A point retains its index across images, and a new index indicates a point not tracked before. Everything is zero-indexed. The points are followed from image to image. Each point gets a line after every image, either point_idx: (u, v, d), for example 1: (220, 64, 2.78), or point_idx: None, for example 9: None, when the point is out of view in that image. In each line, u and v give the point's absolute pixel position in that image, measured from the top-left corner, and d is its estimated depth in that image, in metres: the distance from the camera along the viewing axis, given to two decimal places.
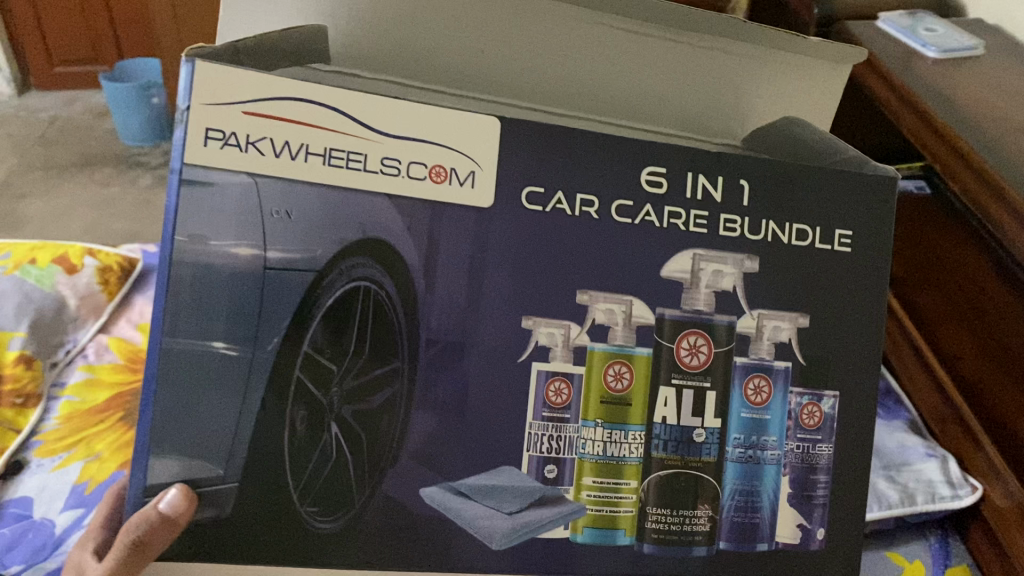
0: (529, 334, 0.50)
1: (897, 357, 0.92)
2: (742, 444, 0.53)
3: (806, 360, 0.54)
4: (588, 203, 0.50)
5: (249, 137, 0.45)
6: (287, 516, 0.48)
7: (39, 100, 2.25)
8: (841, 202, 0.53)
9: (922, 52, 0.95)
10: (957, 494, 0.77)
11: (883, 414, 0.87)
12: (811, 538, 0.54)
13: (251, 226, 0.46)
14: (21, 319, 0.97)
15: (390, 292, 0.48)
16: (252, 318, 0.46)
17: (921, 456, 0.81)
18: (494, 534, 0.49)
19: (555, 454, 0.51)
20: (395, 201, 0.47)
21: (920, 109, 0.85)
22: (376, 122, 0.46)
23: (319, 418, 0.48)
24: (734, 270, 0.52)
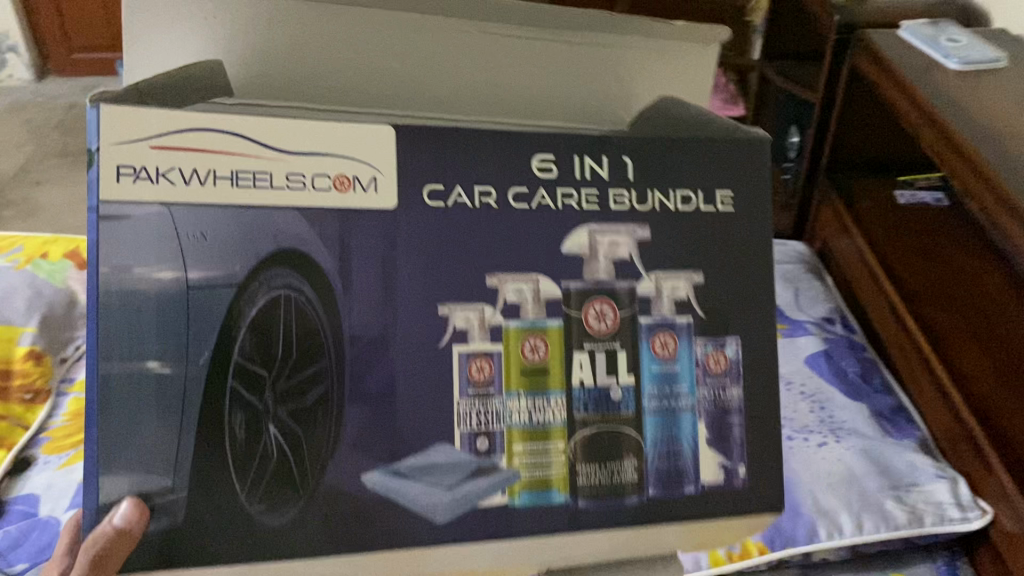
0: (445, 321, 0.42)
1: (915, 382, 0.90)
2: (657, 395, 0.45)
3: (706, 313, 0.46)
4: (485, 193, 0.43)
5: (160, 169, 0.39)
6: (234, 522, 0.40)
7: (57, 86, 2.25)
8: (727, 168, 0.46)
9: (944, 63, 0.93)
10: (965, 517, 0.76)
11: (894, 434, 0.85)
12: (734, 477, 0.46)
13: (170, 251, 0.39)
14: (32, 315, 0.97)
15: (310, 295, 0.41)
16: (179, 334, 0.39)
17: (930, 477, 0.80)
18: (437, 510, 0.42)
19: (485, 428, 0.43)
20: (308, 214, 0.41)
21: (941, 124, 0.83)
22: (274, 138, 0.40)
23: (257, 421, 0.40)
24: (628, 239, 0.45)
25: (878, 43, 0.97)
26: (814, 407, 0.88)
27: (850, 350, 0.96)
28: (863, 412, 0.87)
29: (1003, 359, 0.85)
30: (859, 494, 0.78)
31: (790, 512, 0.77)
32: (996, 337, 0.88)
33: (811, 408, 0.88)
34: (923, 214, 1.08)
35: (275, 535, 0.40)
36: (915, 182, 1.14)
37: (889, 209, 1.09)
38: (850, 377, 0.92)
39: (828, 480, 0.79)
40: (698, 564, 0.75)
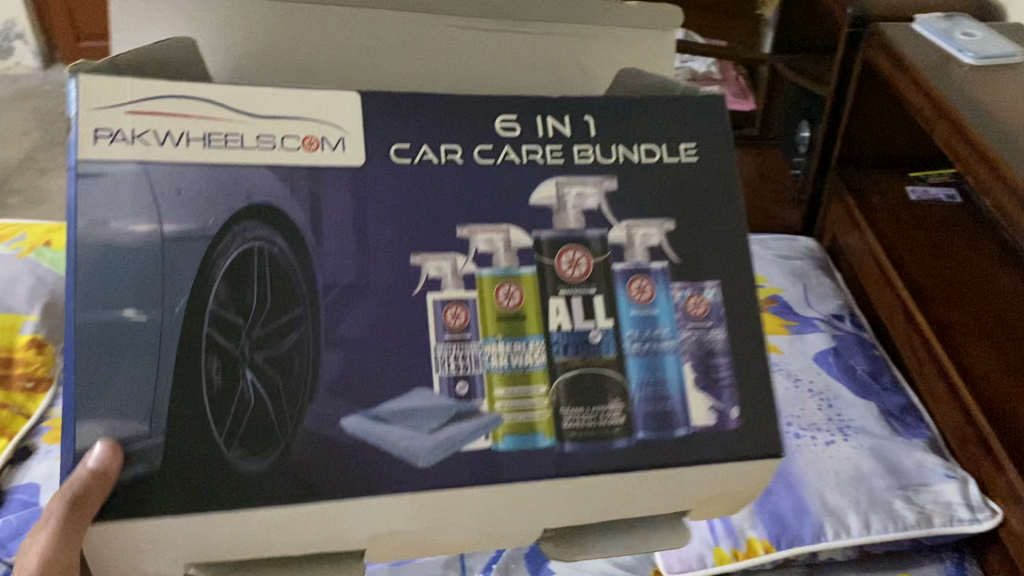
0: (419, 269, 0.46)
1: (922, 375, 0.90)
2: (638, 338, 0.48)
3: (680, 258, 0.49)
4: (451, 150, 0.48)
5: (135, 131, 0.44)
6: (211, 468, 0.42)
7: (63, 73, 2.24)
8: (686, 120, 0.52)
9: (959, 58, 0.91)
10: (975, 518, 0.76)
11: (903, 432, 0.84)
12: (727, 419, 0.48)
13: (147, 206, 0.43)
14: (34, 303, 0.96)
15: (283, 247, 0.45)
16: (155, 283, 0.43)
17: (940, 477, 0.78)
18: (417, 453, 0.44)
19: (464, 371, 0.46)
20: (278, 168, 0.46)
21: (953, 118, 0.82)
22: (245, 104, 0.46)
23: (233, 368, 0.43)
24: (595, 190, 0.49)
25: (891, 36, 0.95)
26: (821, 403, 0.86)
27: (859, 346, 0.95)
28: (872, 411, 0.86)
29: (1010, 357, 0.84)
30: (867, 494, 0.77)
31: (796, 511, 0.76)
32: (1003, 334, 0.87)
33: (819, 404, 0.86)
34: (935, 209, 1.06)
35: (253, 478, 0.43)
36: (927, 178, 1.12)
37: (901, 204, 1.07)
38: (859, 374, 0.91)
39: (837, 479, 0.78)
40: (702, 562, 0.74)
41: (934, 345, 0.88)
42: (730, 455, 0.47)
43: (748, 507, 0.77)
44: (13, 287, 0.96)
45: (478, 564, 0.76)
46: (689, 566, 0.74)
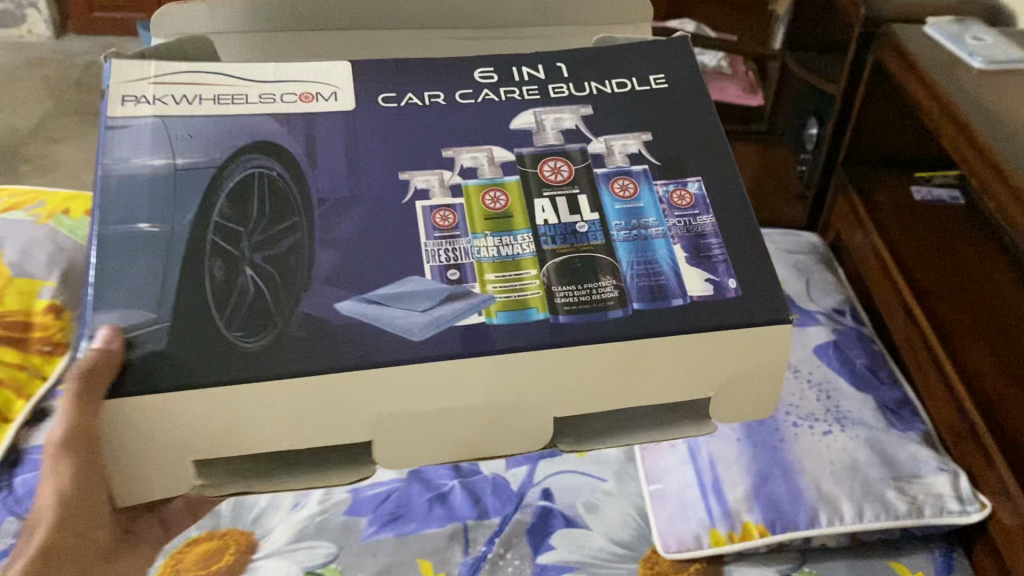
0: (407, 183, 0.48)
1: (919, 370, 0.93)
2: (626, 227, 0.48)
3: (661, 161, 0.51)
4: (434, 95, 0.53)
5: (156, 95, 0.49)
6: (210, 344, 0.41)
7: (73, 39, 2.21)
8: (649, 58, 0.56)
9: (967, 61, 0.92)
10: (965, 511, 0.78)
11: (898, 425, 0.85)
12: (725, 288, 0.46)
13: (162, 145, 0.47)
14: (54, 268, 0.98)
15: (281, 172, 0.47)
16: (167, 201, 0.45)
17: (932, 470, 0.81)
18: (411, 328, 0.42)
19: (454, 261, 0.46)
20: (279, 115, 0.49)
21: (960, 120, 0.84)
22: (248, 74, 0.51)
23: (234, 265, 0.44)
24: (573, 116, 0.52)
25: (903, 37, 0.97)
26: (820, 395, 0.88)
27: (859, 342, 0.96)
28: (870, 403, 0.87)
29: (1004, 355, 0.87)
30: (862, 483, 0.79)
31: (792, 497, 0.78)
32: (997, 332, 0.90)
33: (818, 395, 0.88)
34: (938, 210, 1.08)
35: (251, 356, 0.41)
36: (931, 179, 1.14)
37: (905, 204, 1.09)
38: (858, 368, 0.92)
39: (832, 467, 0.80)
40: (698, 543, 0.77)
41: (933, 342, 0.90)
42: (736, 323, 0.45)
43: (744, 491, 0.80)
44: (33, 252, 0.98)
45: (481, 537, 0.79)
46: (685, 545, 0.77)
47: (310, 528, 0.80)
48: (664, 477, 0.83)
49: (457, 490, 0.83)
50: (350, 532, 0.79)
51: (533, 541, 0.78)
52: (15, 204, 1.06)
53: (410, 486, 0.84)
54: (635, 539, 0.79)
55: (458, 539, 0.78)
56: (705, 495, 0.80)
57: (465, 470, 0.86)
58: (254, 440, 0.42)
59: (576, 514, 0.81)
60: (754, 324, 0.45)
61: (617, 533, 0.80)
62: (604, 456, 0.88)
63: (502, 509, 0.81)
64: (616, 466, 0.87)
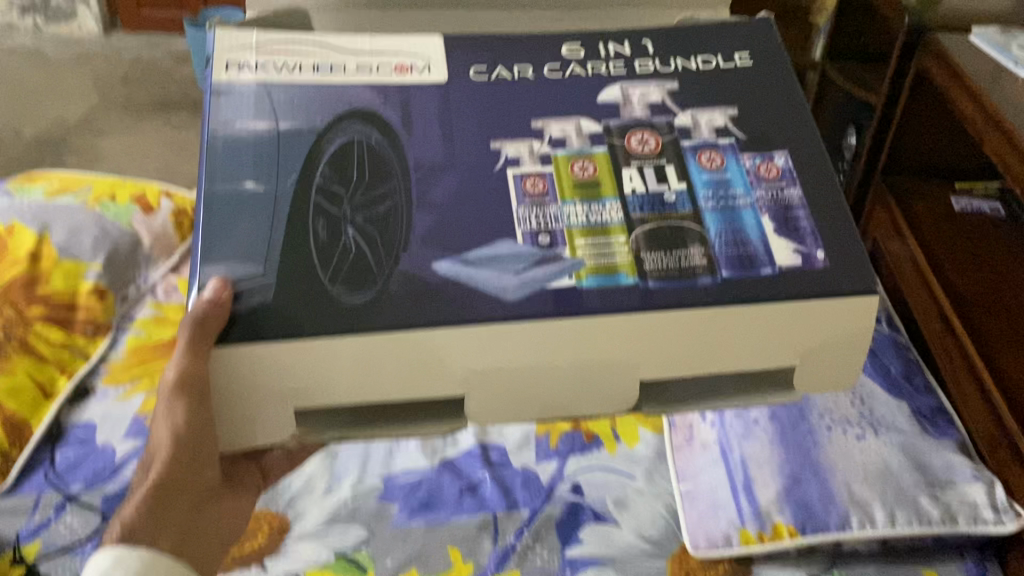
0: (498, 152, 0.51)
1: (954, 380, 0.92)
2: (714, 197, 0.51)
3: (749, 134, 0.53)
4: (523, 69, 0.55)
5: (261, 62, 0.53)
6: (319, 295, 0.46)
7: (122, 35, 2.24)
8: (732, 35, 0.57)
9: (1013, 71, 0.91)
10: (999, 520, 0.77)
11: (933, 432, 0.85)
12: (813, 259, 0.48)
13: (266, 109, 0.51)
14: (98, 251, 1.00)
15: (378, 139, 0.51)
16: (273, 162, 0.49)
17: (968, 478, 0.80)
18: (505, 288, 0.46)
19: (545, 227, 0.49)
20: (376, 87, 0.52)
21: (1005, 129, 0.83)
22: (346, 43, 0.54)
23: (336, 225, 0.48)
24: (658, 90, 0.54)
25: (947, 45, 0.97)
26: (855, 400, 0.86)
27: (895, 349, 0.95)
28: (904, 410, 0.86)
29: None
30: (894, 487, 0.78)
31: (823, 499, 0.78)
32: None
33: (852, 400, 0.86)
34: (978, 221, 1.07)
35: (359, 308, 0.46)
36: (972, 190, 1.13)
37: (945, 214, 1.08)
38: (892, 374, 0.91)
39: (864, 471, 0.79)
40: (728, 541, 0.77)
41: (970, 353, 0.89)
42: (801, 294, 0.47)
43: (775, 492, 0.79)
44: (80, 235, 1.01)
45: (510, 528, 0.79)
46: (715, 544, 0.77)
47: (343, 512, 0.81)
48: (695, 476, 0.83)
49: (487, 480, 0.84)
50: (382, 518, 0.80)
51: (563, 533, 0.79)
52: (59, 189, 1.09)
53: (440, 476, 0.84)
54: (664, 536, 0.80)
55: (488, 529, 0.79)
56: (735, 494, 0.80)
57: (494, 463, 0.86)
58: (341, 385, 0.46)
59: (605, 510, 0.81)
60: (831, 295, 0.47)
61: (646, 529, 0.80)
62: (634, 454, 0.87)
63: (532, 502, 0.82)
64: (645, 465, 0.86)
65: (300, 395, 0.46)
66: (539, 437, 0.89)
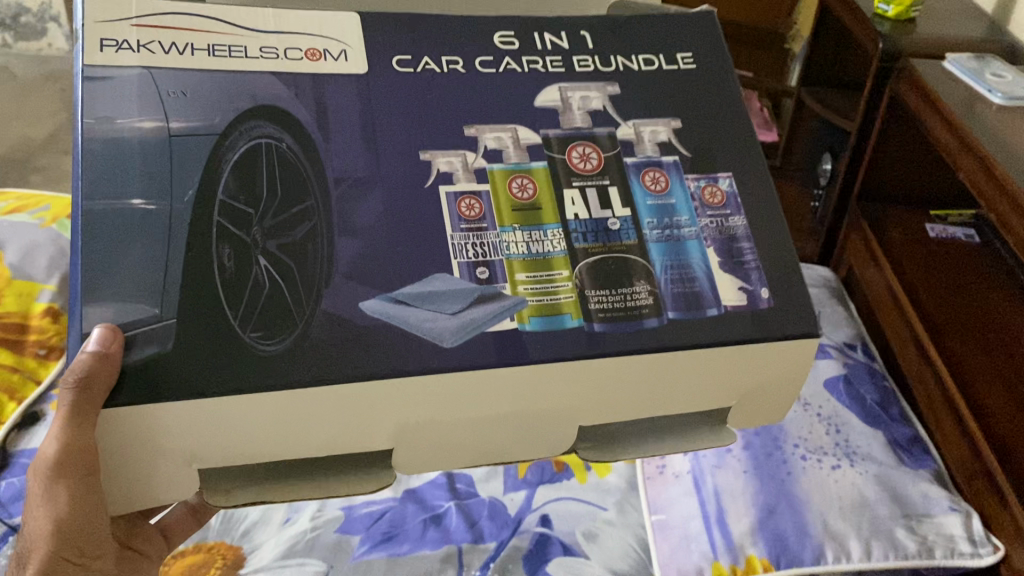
0: (429, 164, 0.47)
1: (931, 409, 0.91)
2: (658, 226, 0.48)
3: (691, 153, 0.50)
4: (453, 61, 0.50)
5: (141, 42, 0.45)
6: (223, 342, 0.40)
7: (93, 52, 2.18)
8: (673, 33, 0.54)
9: (988, 97, 0.91)
10: (976, 552, 0.75)
11: (908, 462, 0.83)
12: (758, 299, 0.47)
13: (152, 103, 0.44)
14: (53, 272, 0.97)
15: (291, 144, 0.45)
16: (163, 174, 0.43)
17: (944, 509, 0.78)
18: (441, 334, 0.42)
19: (483, 259, 0.45)
20: (284, 76, 0.46)
21: (982, 156, 0.82)
22: (247, 21, 0.47)
23: (246, 254, 0.42)
24: (599, 94, 0.51)
25: (921, 71, 0.96)
26: (829, 428, 0.85)
27: (869, 375, 0.94)
28: (880, 440, 0.85)
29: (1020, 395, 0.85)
30: (871, 520, 0.76)
31: (798, 533, 0.75)
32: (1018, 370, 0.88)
33: (827, 428, 0.85)
34: (952, 246, 1.07)
35: (274, 358, 0.41)
36: (947, 217, 1.13)
37: (919, 240, 1.08)
38: (869, 403, 0.89)
39: (840, 503, 0.77)
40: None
41: (947, 379, 0.88)
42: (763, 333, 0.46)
43: (748, 524, 0.77)
44: (34, 255, 0.97)
45: (476, 562, 0.76)
46: None
47: (300, 545, 0.77)
48: (667, 508, 0.80)
49: (452, 511, 0.81)
50: (342, 550, 0.77)
51: (530, 568, 0.75)
52: (15, 208, 1.05)
53: (405, 506, 0.82)
54: (633, 569, 0.76)
55: (452, 562, 0.76)
56: (708, 526, 0.77)
57: (460, 493, 0.84)
58: (267, 441, 0.42)
59: (575, 543, 0.77)
60: (787, 336, 0.46)
61: (615, 563, 0.76)
62: (605, 484, 0.85)
63: (498, 534, 0.79)
64: (617, 496, 0.84)
65: (220, 441, 0.41)
66: (508, 467, 0.86)
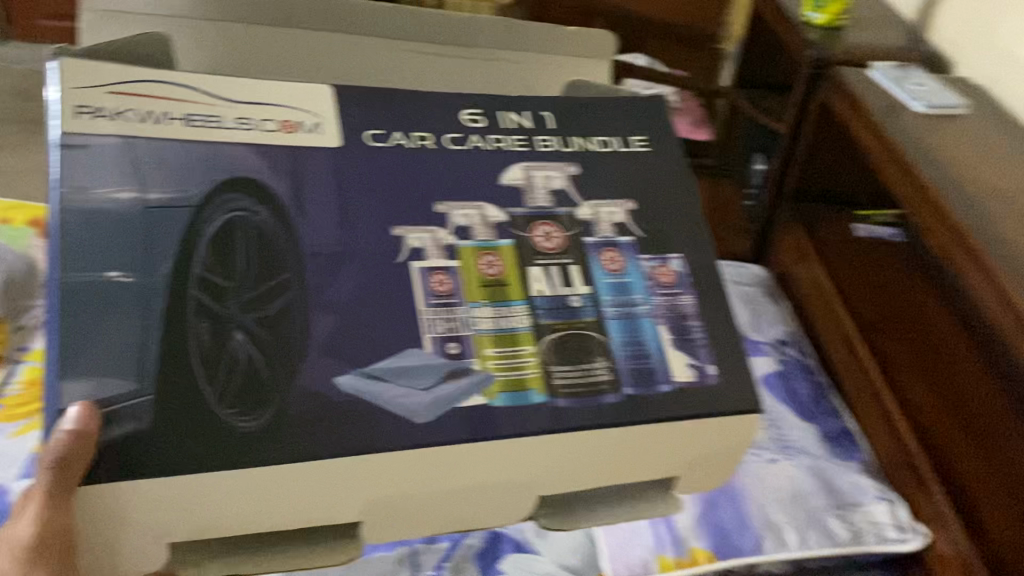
0: (400, 239, 0.48)
1: (857, 398, 0.96)
2: (615, 303, 0.50)
3: (645, 233, 0.53)
4: (423, 137, 0.51)
5: (117, 109, 0.44)
6: (202, 417, 0.41)
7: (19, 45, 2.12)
8: (627, 116, 0.57)
9: (910, 106, 0.96)
10: (903, 538, 0.80)
11: (841, 455, 0.88)
12: (705, 375, 0.50)
13: (129, 173, 0.43)
14: None
15: (265, 217, 0.45)
16: (140, 245, 0.42)
17: (872, 499, 0.83)
18: (414, 409, 0.44)
19: (453, 332, 0.46)
20: (259, 148, 0.46)
21: (904, 163, 0.86)
22: (220, 90, 0.47)
23: (222, 327, 0.42)
24: (561, 174, 0.53)
25: (847, 79, 1.00)
26: (766, 424, 0.89)
27: (803, 372, 0.98)
28: (814, 434, 0.89)
29: (942, 393, 0.93)
30: (805, 511, 0.81)
31: (738, 526, 0.79)
32: (940, 370, 0.95)
33: (764, 424, 0.89)
34: (877, 248, 1.15)
35: (248, 436, 0.41)
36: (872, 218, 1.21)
37: (848, 241, 1.15)
38: (802, 398, 0.94)
39: (777, 495, 0.82)
40: (647, 569, 0.76)
41: (875, 374, 0.94)
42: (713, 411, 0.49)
43: (692, 519, 0.80)
44: None
45: (429, 561, 0.78)
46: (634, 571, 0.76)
47: None
48: None
49: None
50: None
51: (481, 564, 0.78)
52: None
53: None
54: (583, 563, 0.78)
55: (405, 563, 0.77)
56: (654, 522, 0.80)
57: None
58: (246, 504, 0.42)
59: (526, 539, 0.80)
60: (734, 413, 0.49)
61: (566, 557, 0.78)
62: None
63: (451, 533, 0.80)
64: None
65: (197, 507, 0.41)
66: None
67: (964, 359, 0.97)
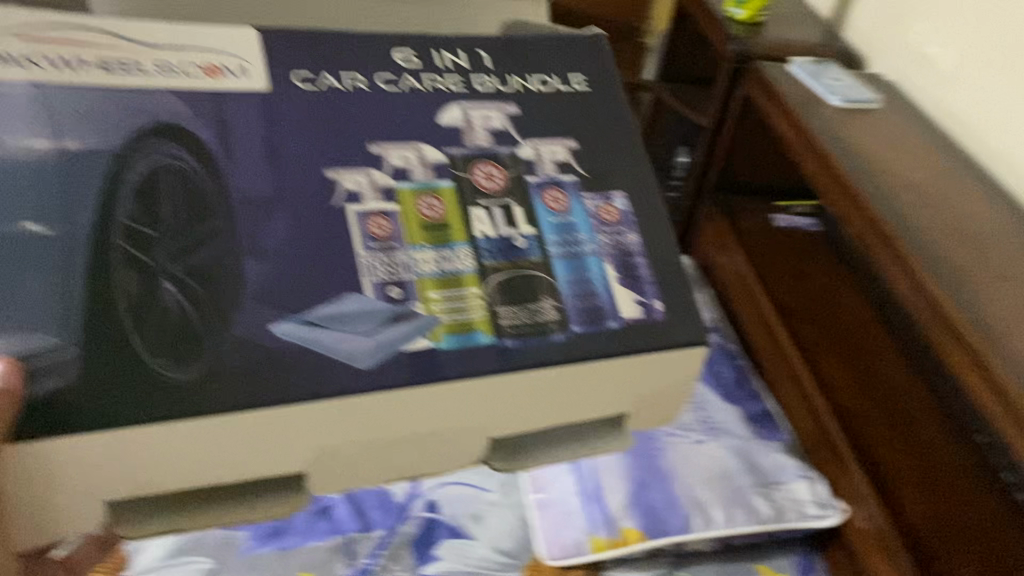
0: (333, 183, 0.42)
1: (778, 382, 1.00)
2: (560, 243, 0.46)
3: (589, 174, 0.48)
4: (354, 76, 0.44)
5: (25, 54, 0.38)
6: (133, 374, 0.36)
7: None
8: (564, 55, 0.50)
9: (827, 98, 1.00)
10: (822, 514, 0.83)
11: (765, 435, 0.91)
12: (652, 311, 0.46)
13: (43, 120, 0.37)
14: None
15: (194, 163, 0.40)
16: (56, 193, 0.37)
17: (793, 476, 0.86)
18: (356, 354, 0.39)
19: (395, 276, 0.42)
20: (183, 93, 0.40)
21: (823, 153, 0.89)
22: (134, 33, 0.41)
23: (150, 279, 0.37)
24: (500, 114, 0.47)
25: (767, 74, 1.03)
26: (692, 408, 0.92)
27: (726, 357, 1.01)
28: (737, 414, 0.93)
29: (860, 375, 0.97)
30: (730, 489, 0.83)
31: (667, 505, 0.81)
32: (855, 353, 1.00)
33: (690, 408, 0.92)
34: (798, 235, 1.19)
35: (179, 389, 0.37)
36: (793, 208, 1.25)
37: (769, 229, 1.19)
38: (725, 381, 0.97)
39: (705, 476, 0.84)
40: (579, 548, 0.79)
41: (796, 357, 0.98)
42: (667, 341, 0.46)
43: (623, 498, 0.82)
44: None
45: (364, 549, 0.78)
46: (568, 551, 0.78)
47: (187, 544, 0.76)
48: (549, 486, 0.84)
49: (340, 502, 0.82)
50: (228, 548, 0.76)
51: (418, 552, 0.78)
52: None
53: None
54: (517, 547, 0.80)
55: (340, 552, 0.77)
56: (586, 502, 0.82)
57: None
58: (176, 465, 0.38)
59: (461, 526, 0.81)
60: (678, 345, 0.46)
61: (501, 543, 0.80)
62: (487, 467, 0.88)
63: (386, 521, 0.81)
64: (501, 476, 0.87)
65: (124, 478, 0.38)
66: None
67: (879, 345, 1.02)
